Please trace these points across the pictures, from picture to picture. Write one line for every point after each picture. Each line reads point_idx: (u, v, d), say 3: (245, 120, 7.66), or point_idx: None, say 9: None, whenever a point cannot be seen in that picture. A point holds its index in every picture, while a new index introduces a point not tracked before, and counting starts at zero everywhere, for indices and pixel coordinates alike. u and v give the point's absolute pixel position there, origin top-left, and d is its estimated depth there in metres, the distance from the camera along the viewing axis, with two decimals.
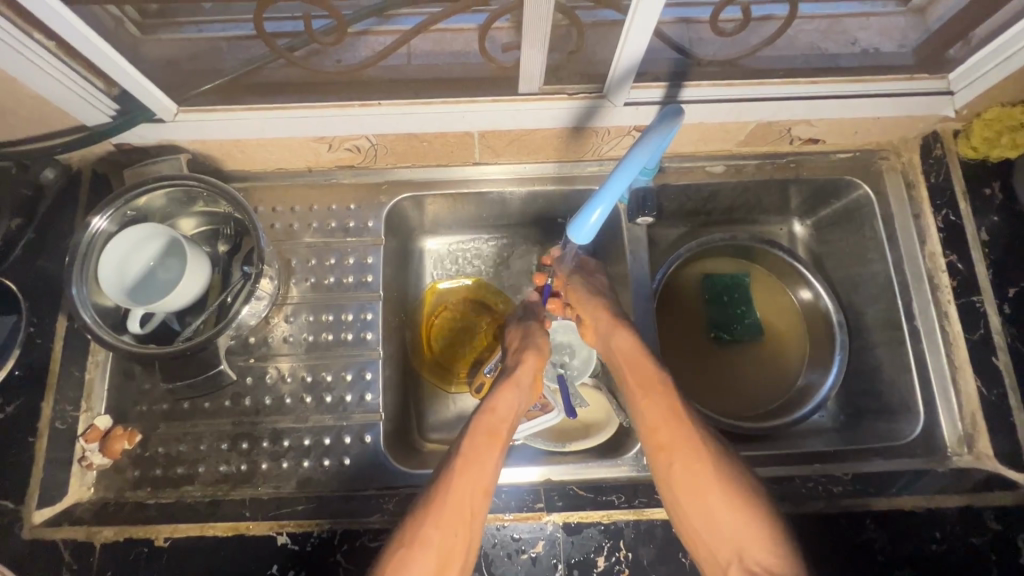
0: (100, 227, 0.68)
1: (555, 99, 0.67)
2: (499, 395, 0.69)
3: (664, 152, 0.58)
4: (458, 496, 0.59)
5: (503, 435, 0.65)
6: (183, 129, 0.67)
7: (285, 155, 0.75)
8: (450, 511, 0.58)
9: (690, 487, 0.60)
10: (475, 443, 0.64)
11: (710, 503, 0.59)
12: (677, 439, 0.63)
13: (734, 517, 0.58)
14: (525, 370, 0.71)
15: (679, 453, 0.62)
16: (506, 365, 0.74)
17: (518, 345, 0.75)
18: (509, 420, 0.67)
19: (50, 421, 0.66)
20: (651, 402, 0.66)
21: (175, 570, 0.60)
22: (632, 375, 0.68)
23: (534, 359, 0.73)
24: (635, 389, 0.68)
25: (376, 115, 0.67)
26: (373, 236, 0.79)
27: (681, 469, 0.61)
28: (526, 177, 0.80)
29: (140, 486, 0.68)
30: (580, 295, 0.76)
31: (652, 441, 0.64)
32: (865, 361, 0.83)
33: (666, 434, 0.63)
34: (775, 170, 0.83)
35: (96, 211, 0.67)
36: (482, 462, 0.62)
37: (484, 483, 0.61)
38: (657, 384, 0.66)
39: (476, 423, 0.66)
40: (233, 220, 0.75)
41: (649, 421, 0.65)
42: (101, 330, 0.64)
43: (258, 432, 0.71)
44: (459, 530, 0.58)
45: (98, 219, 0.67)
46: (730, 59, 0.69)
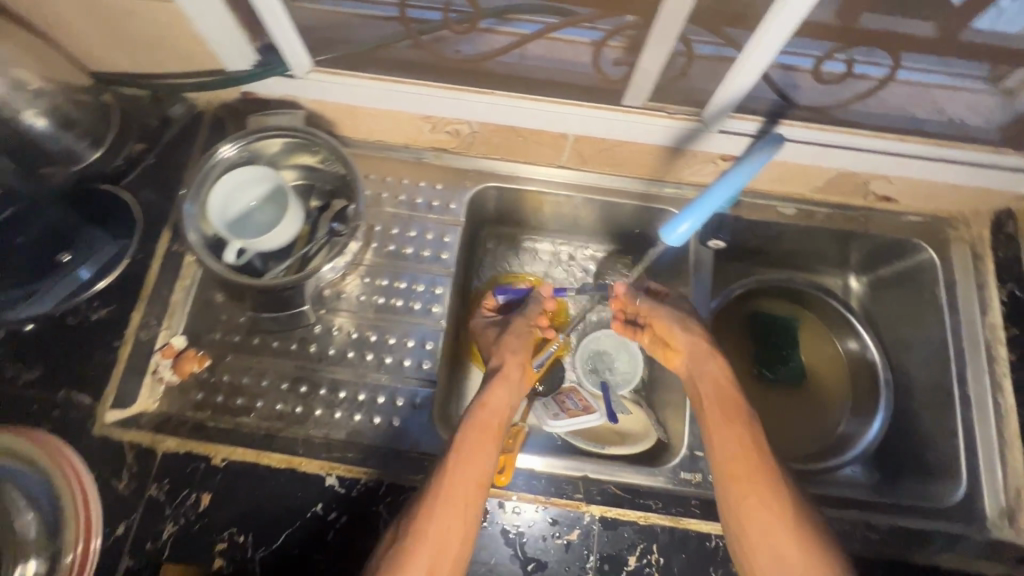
0: (226, 155, 0.74)
1: (655, 115, 0.71)
2: (491, 390, 0.70)
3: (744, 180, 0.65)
4: (454, 486, 0.60)
5: (496, 428, 0.66)
6: (308, 87, 0.73)
7: (389, 129, 0.80)
8: (446, 500, 0.59)
9: (759, 522, 0.59)
10: (470, 436, 0.64)
11: (778, 543, 0.58)
12: (753, 472, 0.62)
13: (807, 561, 0.56)
14: (513, 364, 0.73)
15: (756, 485, 0.61)
16: (489, 366, 0.74)
17: (497, 345, 0.76)
18: (501, 412, 0.68)
19: (136, 330, 0.71)
20: (726, 435, 0.65)
21: (228, 490, 0.64)
22: (715, 405, 0.68)
23: (514, 352, 0.74)
24: (710, 420, 0.67)
25: (486, 103, 0.72)
26: (452, 217, 0.83)
27: (752, 502, 0.60)
28: (605, 187, 0.84)
29: (201, 408, 0.71)
30: (660, 319, 0.75)
31: (725, 467, 0.63)
32: (907, 422, 0.84)
33: (743, 466, 0.62)
34: (845, 221, 0.86)
35: (228, 139, 0.73)
36: (478, 456, 0.62)
37: (482, 474, 0.61)
38: (739, 416, 0.66)
39: (471, 418, 0.66)
40: (330, 178, 0.80)
41: (728, 449, 0.64)
42: (203, 254, 0.69)
43: (317, 379, 0.74)
44: (456, 520, 0.59)
45: (227, 146, 0.74)
46: (824, 107, 0.73)
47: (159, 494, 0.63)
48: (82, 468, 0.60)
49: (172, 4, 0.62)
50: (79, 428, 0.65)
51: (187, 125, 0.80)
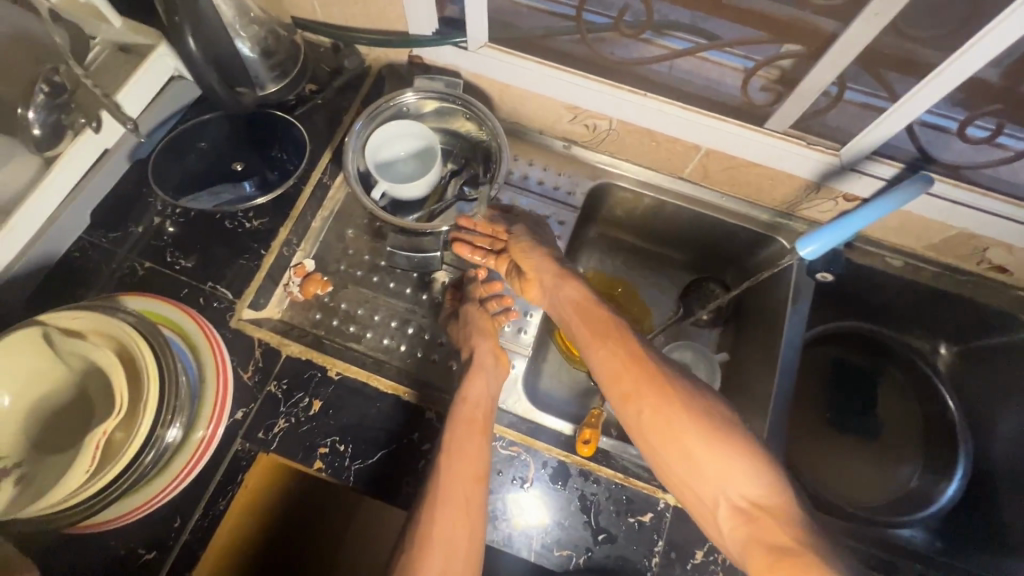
0: (408, 101, 0.82)
1: (795, 142, 0.74)
2: (468, 384, 0.69)
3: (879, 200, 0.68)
4: (448, 486, 0.62)
5: (481, 420, 0.66)
6: (475, 60, 0.80)
7: (531, 112, 0.86)
8: (445, 502, 0.62)
9: (661, 431, 0.60)
10: (454, 433, 0.64)
11: (686, 449, 0.58)
12: (638, 385, 0.62)
13: (716, 457, 0.57)
14: (484, 349, 0.73)
15: (644, 396, 0.62)
16: (462, 358, 0.73)
17: (467, 334, 0.74)
18: (483, 405, 0.67)
19: (280, 245, 0.78)
20: (610, 354, 0.65)
21: (337, 400, 0.69)
22: (585, 323, 0.69)
23: (479, 339, 0.73)
24: (597, 347, 0.66)
25: (634, 103, 0.77)
26: (570, 204, 0.89)
27: (645, 413, 0.61)
28: (719, 205, 0.88)
29: (317, 327, 0.77)
30: (532, 256, 0.76)
31: (617, 389, 0.63)
32: (985, 495, 0.82)
33: (628, 381, 0.63)
34: (951, 284, 0.86)
35: (416, 87, 0.81)
36: (467, 455, 0.64)
37: (475, 469, 0.63)
38: (613, 334, 0.66)
39: (454, 418, 0.65)
40: (469, 148, 0.87)
41: (612, 369, 0.64)
42: (357, 184, 0.75)
43: (423, 324, 0.79)
44: (457, 522, 0.61)
45: (412, 92, 0.81)
46: (957, 166, 0.73)
47: (278, 391, 0.69)
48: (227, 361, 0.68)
49: None
50: (218, 319, 0.72)
51: (354, 76, 0.88)
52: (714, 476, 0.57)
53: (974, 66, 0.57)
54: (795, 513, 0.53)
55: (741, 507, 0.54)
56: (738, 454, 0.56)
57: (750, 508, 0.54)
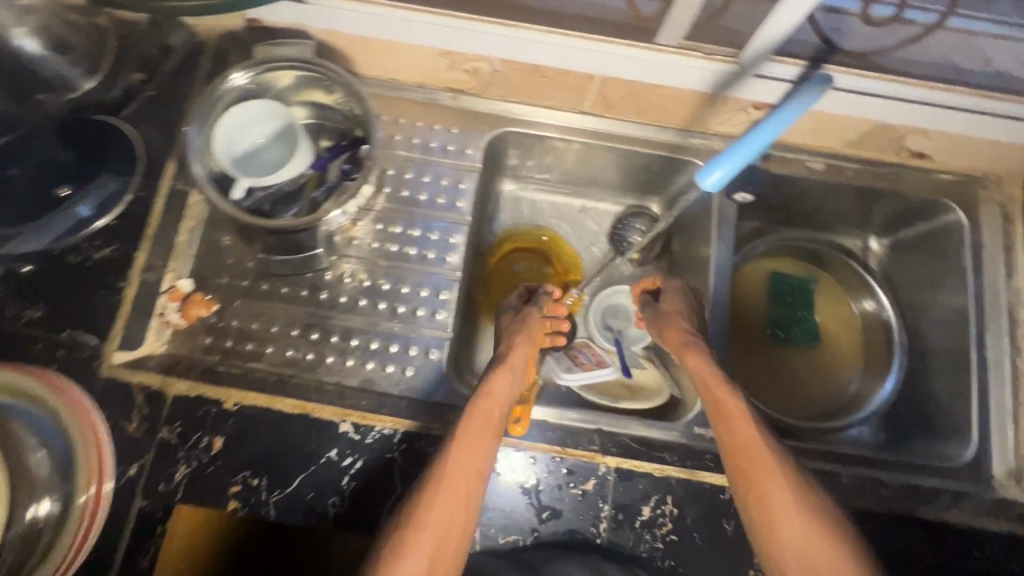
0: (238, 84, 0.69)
1: (690, 56, 0.66)
2: (494, 378, 0.66)
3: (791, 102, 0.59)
4: (452, 478, 0.57)
5: (499, 419, 0.61)
6: (320, 15, 0.68)
7: (403, 65, 0.75)
8: (447, 488, 0.56)
9: (768, 503, 0.57)
10: (468, 426, 0.60)
11: (788, 522, 0.56)
12: (759, 464, 0.58)
13: (807, 529, 0.55)
14: (518, 354, 0.69)
15: (768, 472, 0.57)
16: (498, 353, 0.70)
17: (512, 331, 0.72)
18: (504, 402, 0.63)
19: (140, 272, 0.68)
20: (739, 424, 0.60)
21: (241, 434, 0.63)
22: (717, 401, 0.63)
23: (520, 339, 0.71)
24: (725, 413, 0.62)
25: (510, 37, 0.67)
26: (468, 162, 0.80)
27: (767, 494, 0.57)
28: (629, 136, 0.81)
29: (211, 353, 0.69)
30: (669, 330, 0.71)
31: (733, 460, 0.59)
32: (921, 383, 0.83)
33: (746, 456, 0.59)
34: (875, 179, 0.83)
35: (239, 66, 0.68)
36: (478, 447, 0.59)
37: (480, 464, 0.58)
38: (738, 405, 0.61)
39: (471, 409, 0.62)
40: (342, 117, 0.76)
41: (737, 445, 0.59)
42: (209, 187, 0.64)
43: (329, 326, 0.73)
44: (452, 513, 0.55)
45: (239, 73, 0.68)
46: (866, 53, 0.69)
47: (171, 437, 0.62)
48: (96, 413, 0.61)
49: None
50: (85, 369, 0.63)
51: (190, 54, 0.74)
52: (807, 554, 0.54)
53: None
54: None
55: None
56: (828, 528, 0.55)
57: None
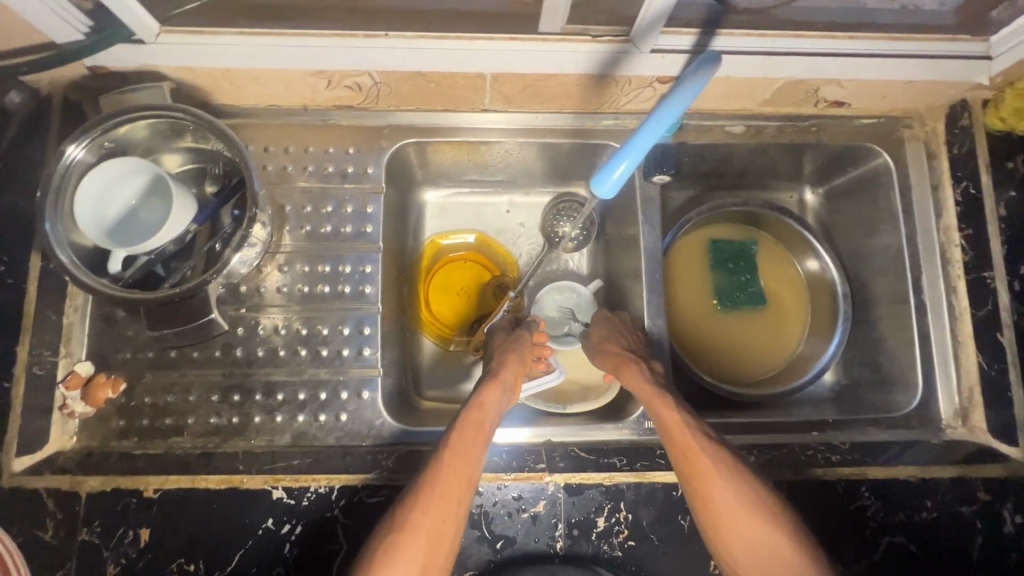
0: (78, 156, 0.61)
1: (579, 40, 0.62)
2: (484, 391, 0.63)
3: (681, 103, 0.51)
4: (445, 487, 0.55)
5: (490, 430, 0.60)
6: (168, 53, 0.61)
7: (278, 90, 0.69)
8: (440, 495, 0.54)
9: (721, 514, 0.57)
10: (461, 434, 0.59)
11: (747, 532, 0.56)
12: (707, 465, 0.58)
13: (755, 524, 0.56)
14: (508, 371, 0.66)
15: (719, 486, 0.57)
16: (489, 367, 0.68)
17: (504, 348, 0.70)
18: (494, 415, 0.62)
19: (27, 366, 0.62)
20: (676, 430, 0.60)
21: (168, 521, 0.59)
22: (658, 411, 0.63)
23: (510, 359, 0.68)
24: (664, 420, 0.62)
25: (381, 48, 0.61)
26: (372, 183, 0.74)
27: (719, 507, 0.57)
28: (538, 128, 0.76)
29: (127, 436, 0.65)
30: (608, 344, 0.71)
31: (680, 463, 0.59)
32: (868, 332, 0.83)
33: (694, 471, 0.58)
34: (796, 134, 0.80)
35: (71, 138, 0.60)
36: (471, 454, 0.58)
37: (471, 473, 0.56)
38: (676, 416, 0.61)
39: (464, 418, 0.60)
40: (222, 159, 0.70)
41: (679, 448, 0.60)
42: (81, 273, 0.59)
43: (250, 384, 0.68)
44: (443, 520, 0.54)
45: (75, 146, 0.61)
46: (764, 8, 0.64)
47: (94, 536, 0.58)
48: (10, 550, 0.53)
49: None
50: None
51: (34, 114, 0.66)
52: (758, 554, 0.56)
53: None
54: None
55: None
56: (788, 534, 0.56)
57: None
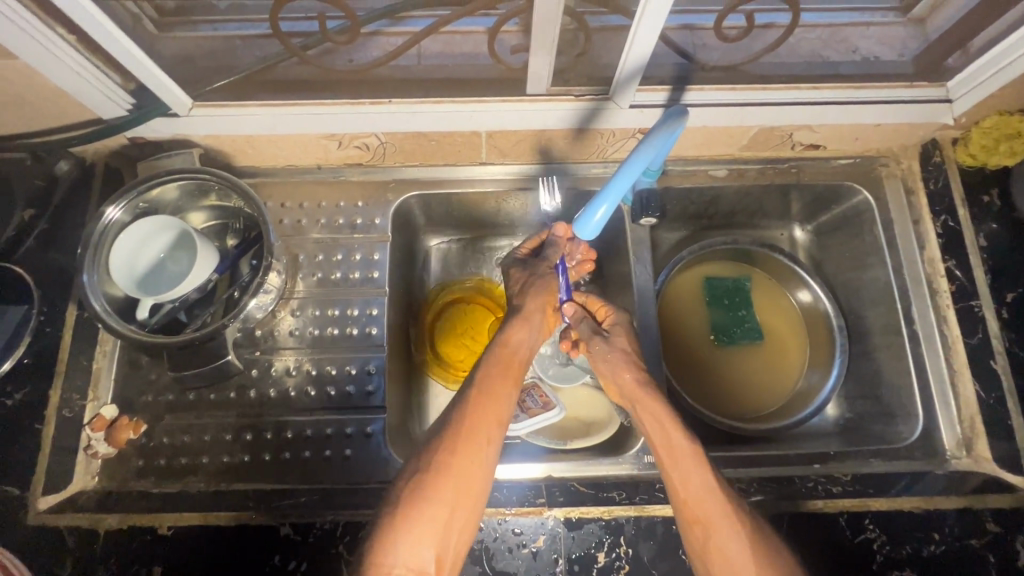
0: (115, 217, 0.68)
1: (562, 100, 0.68)
2: (512, 328, 0.69)
3: (647, 149, 0.56)
4: (474, 425, 0.60)
5: (518, 363, 0.67)
6: (197, 124, 0.68)
7: (295, 152, 0.76)
8: (468, 433, 0.59)
9: (721, 565, 0.56)
10: (492, 369, 0.65)
11: None
12: (712, 516, 0.57)
13: None
14: (537, 307, 0.71)
15: (717, 527, 0.57)
16: (512, 304, 0.72)
17: (524, 283, 0.73)
18: (524, 353, 0.68)
19: (57, 409, 0.67)
20: (688, 475, 0.59)
21: (178, 558, 0.61)
22: (664, 446, 0.61)
23: (538, 293, 0.72)
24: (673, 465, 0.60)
25: (385, 113, 0.69)
26: (379, 233, 0.80)
27: (721, 549, 0.56)
28: (532, 177, 0.82)
29: (145, 475, 0.68)
30: (606, 358, 0.69)
31: (684, 513, 0.58)
32: (866, 364, 0.83)
33: (697, 506, 0.58)
34: (777, 175, 0.85)
35: (110, 200, 0.68)
36: (501, 388, 0.63)
37: (502, 412, 0.62)
38: (692, 453, 0.60)
39: (492, 357, 0.66)
40: (243, 214, 0.77)
41: (684, 493, 0.59)
42: (112, 319, 0.64)
43: (262, 424, 0.71)
44: (472, 457, 0.58)
45: (113, 207, 0.68)
46: (734, 65, 0.71)
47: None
48: (22, 566, 0.58)
49: (17, 59, 0.57)
50: (9, 522, 0.62)
51: (79, 182, 0.74)
52: None
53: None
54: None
55: None
56: None
57: None
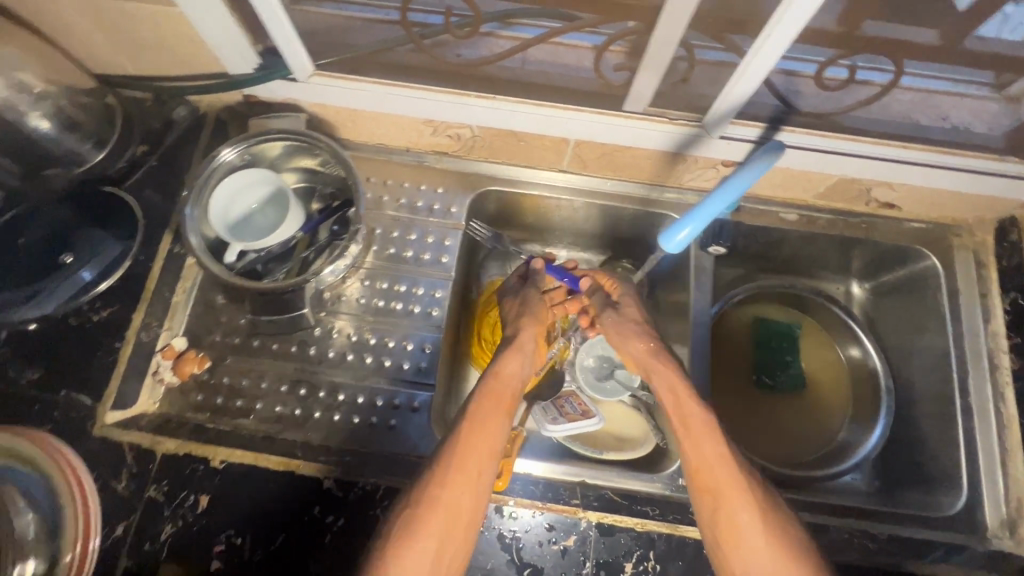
0: (227, 158, 0.73)
1: (658, 121, 0.71)
2: (503, 361, 0.71)
3: (740, 182, 0.59)
4: (463, 457, 0.60)
5: (507, 396, 0.67)
6: (310, 91, 0.73)
7: (391, 132, 0.80)
8: (457, 469, 0.60)
9: (731, 537, 0.59)
10: (483, 405, 0.65)
11: (749, 550, 0.58)
12: (721, 484, 0.61)
13: (775, 553, 0.57)
14: (528, 336, 0.74)
15: (729, 497, 0.60)
16: (507, 334, 0.75)
17: (518, 312, 0.77)
18: (514, 383, 0.69)
19: (137, 332, 0.71)
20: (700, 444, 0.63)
21: (227, 491, 0.64)
22: (679, 418, 0.66)
23: (528, 324, 0.75)
24: (687, 437, 0.64)
25: (487, 107, 0.72)
26: (453, 220, 0.83)
27: (732, 517, 0.59)
28: (607, 193, 0.84)
29: (201, 410, 0.71)
30: (615, 331, 0.77)
31: (695, 482, 0.62)
32: (911, 430, 0.83)
33: (707, 476, 0.61)
34: (847, 228, 0.85)
35: (228, 142, 0.73)
36: (491, 422, 0.64)
37: (494, 447, 0.62)
38: (708, 424, 0.64)
39: (481, 389, 0.67)
40: (331, 181, 0.81)
41: (694, 463, 0.63)
42: (203, 254, 0.68)
43: (316, 381, 0.74)
44: (461, 491, 0.59)
45: (228, 149, 0.73)
46: (826, 113, 0.73)
47: (159, 495, 0.64)
48: (93, 492, 0.60)
49: (175, 8, 0.62)
50: (78, 429, 0.65)
51: (190, 128, 0.80)
52: None
53: (794, 30, 0.54)
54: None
55: None
56: (798, 561, 0.57)
57: None
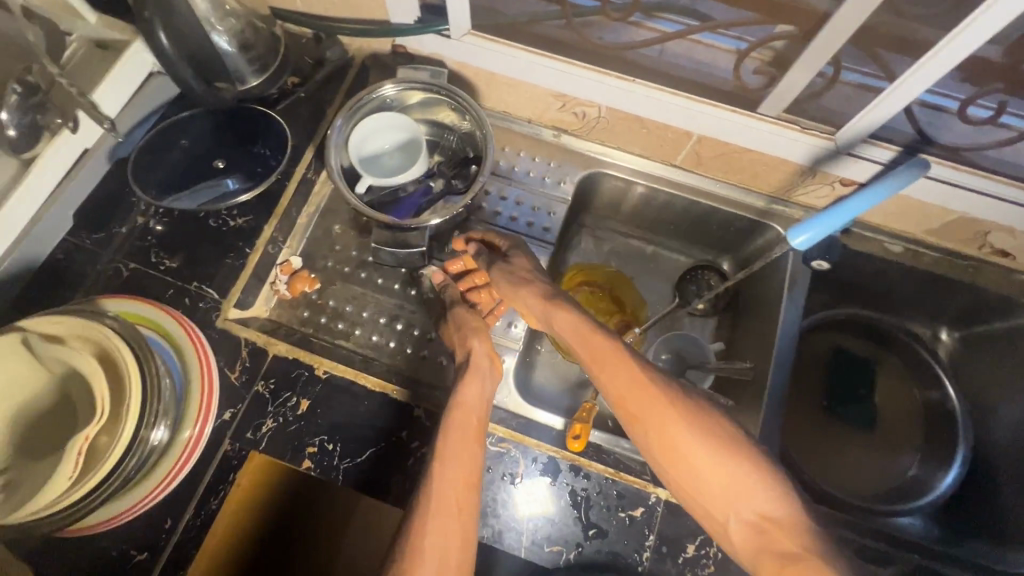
0: (387, 92, 0.79)
1: (788, 128, 0.73)
2: (463, 387, 0.66)
3: (884, 189, 0.69)
4: (441, 497, 0.59)
5: (477, 427, 0.64)
6: (459, 48, 0.78)
7: (521, 101, 0.85)
8: (438, 509, 0.58)
9: (668, 458, 0.57)
10: (451, 441, 0.62)
11: (689, 467, 0.56)
12: (644, 408, 0.58)
13: (712, 457, 0.55)
14: (481, 352, 0.69)
15: (651, 420, 0.58)
16: (457, 361, 0.70)
17: (461, 333, 0.71)
18: (479, 407, 0.65)
19: (265, 243, 0.77)
20: (613, 373, 0.61)
21: (327, 399, 0.69)
22: (585, 351, 0.64)
23: (479, 339, 0.70)
24: (599, 368, 0.62)
25: (625, 89, 0.75)
26: (561, 195, 0.87)
27: (662, 436, 0.57)
28: (714, 194, 0.86)
29: (307, 325, 0.76)
30: (518, 293, 0.71)
31: (623, 413, 0.60)
32: (986, 484, 0.81)
33: (629, 400, 0.59)
34: (952, 269, 0.85)
35: (394, 79, 0.78)
36: (462, 458, 0.61)
37: (469, 474, 0.61)
38: (612, 351, 0.62)
39: (446, 422, 0.63)
40: (457, 139, 0.85)
41: (616, 392, 0.60)
42: (338, 176, 0.74)
43: (413, 320, 0.78)
44: (448, 529, 0.58)
45: (390, 85, 0.78)
46: (958, 148, 0.72)
47: (265, 391, 0.69)
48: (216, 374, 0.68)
49: None
50: (204, 319, 0.71)
51: (337, 68, 0.86)
52: (727, 488, 0.54)
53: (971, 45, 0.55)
54: (797, 507, 0.52)
55: (755, 521, 0.52)
56: (730, 454, 0.55)
57: (770, 515, 0.52)
